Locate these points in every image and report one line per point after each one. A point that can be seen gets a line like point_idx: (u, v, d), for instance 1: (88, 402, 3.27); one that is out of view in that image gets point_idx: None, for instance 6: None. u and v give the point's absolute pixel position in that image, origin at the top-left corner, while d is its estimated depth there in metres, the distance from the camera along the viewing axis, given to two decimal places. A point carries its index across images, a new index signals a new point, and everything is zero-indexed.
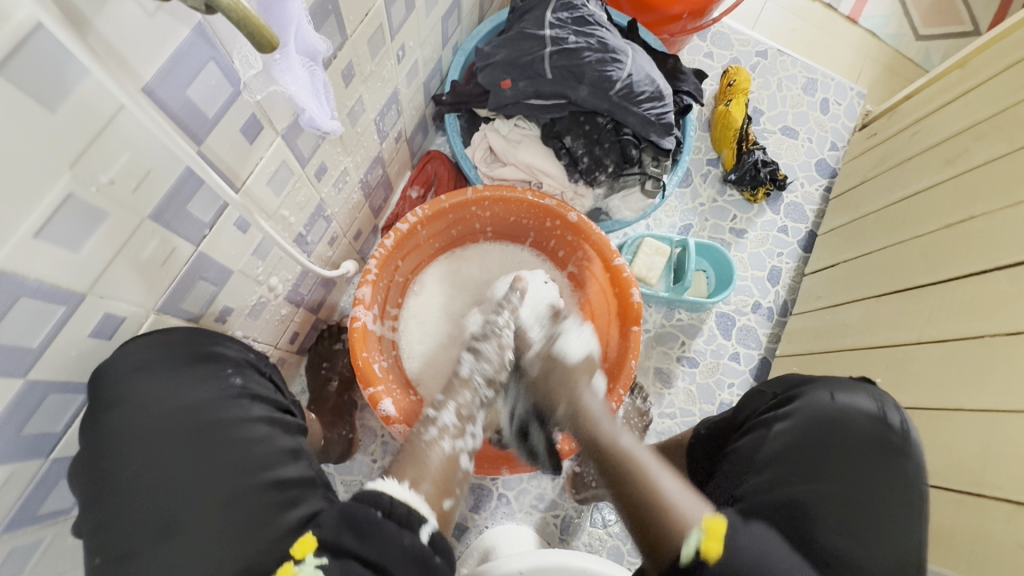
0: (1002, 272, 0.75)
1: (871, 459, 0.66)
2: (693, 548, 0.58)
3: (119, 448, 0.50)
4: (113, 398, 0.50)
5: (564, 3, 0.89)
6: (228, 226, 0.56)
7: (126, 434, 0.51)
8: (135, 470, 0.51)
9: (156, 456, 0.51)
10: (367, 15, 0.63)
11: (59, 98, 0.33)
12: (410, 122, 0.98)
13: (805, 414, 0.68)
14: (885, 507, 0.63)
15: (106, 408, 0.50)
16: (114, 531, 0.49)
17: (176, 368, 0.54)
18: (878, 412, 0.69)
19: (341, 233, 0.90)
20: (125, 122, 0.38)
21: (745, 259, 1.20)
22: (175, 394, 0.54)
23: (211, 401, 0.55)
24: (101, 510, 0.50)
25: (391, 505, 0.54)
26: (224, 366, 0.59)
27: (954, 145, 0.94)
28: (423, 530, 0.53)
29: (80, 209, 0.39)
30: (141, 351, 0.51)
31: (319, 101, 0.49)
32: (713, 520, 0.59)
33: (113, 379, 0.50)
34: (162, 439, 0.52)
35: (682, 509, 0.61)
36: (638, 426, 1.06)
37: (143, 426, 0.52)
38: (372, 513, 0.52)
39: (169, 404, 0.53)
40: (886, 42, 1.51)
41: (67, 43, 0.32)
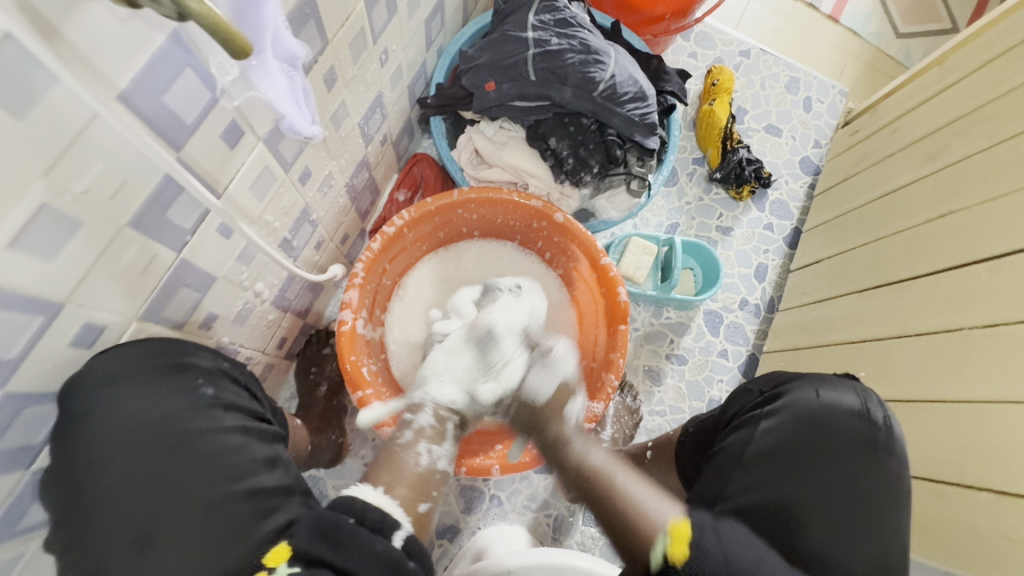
0: (980, 266, 0.77)
1: (853, 458, 0.67)
2: (660, 553, 0.57)
3: (90, 463, 0.50)
4: (83, 413, 0.50)
5: (547, 5, 0.89)
6: (210, 233, 0.56)
7: (97, 449, 0.50)
8: (108, 485, 0.50)
9: (127, 471, 0.51)
10: (348, 19, 0.63)
11: (29, 106, 0.33)
12: (396, 125, 0.98)
13: (791, 412, 0.69)
14: (864, 505, 0.65)
15: (78, 422, 0.49)
16: (89, 547, 0.49)
17: (148, 380, 0.54)
18: (862, 409, 0.70)
19: (327, 238, 0.90)
20: (100, 130, 0.38)
21: (731, 257, 1.21)
22: (147, 407, 0.54)
23: (183, 413, 0.55)
24: (75, 525, 0.49)
25: (364, 510, 0.54)
26: (196, 376, 0.58)
27: (934, 141, 0.95)
28: (397, 536, 0.54)
29: (55, 218, 0.39)
30: (115, 363, 0.51)
31: (298, 106, 0.49)
32: (677, 523, 0.59)
33: (83, 394, 0.49)
34: (134, 453, 0.52)
35: (648, 513, 0.61)
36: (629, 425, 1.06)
37: (115, 441, 0.52)
38: (345, 519, 0.52)
39: (140, 418, 0.53)
40: (867, 40, 1.53)
41: (37, 52, 0.32)
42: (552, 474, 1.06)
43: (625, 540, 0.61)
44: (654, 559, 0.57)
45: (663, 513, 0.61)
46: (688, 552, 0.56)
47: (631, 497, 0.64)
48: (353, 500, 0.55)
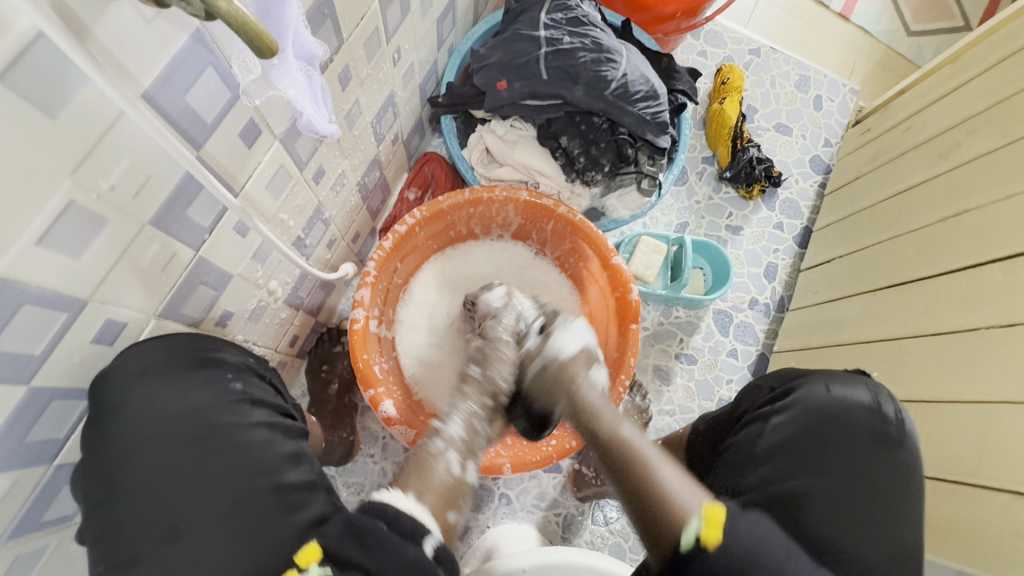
0: (995, 265, 0.76)
1: (865, 451, 0.67)
2: (691, 536, 0.55)
3: (119, 459, 0.50)
4: (114, 406, 0.50)
5: (558, 4, 0.89)
6: (227, 231, 0.56)
7: (126, 441, 0.51)
8: (137, 476, 0.51)
9: (156, 464, 0.52)
10: (363, 18, 0.63)
11: (60, 105, 0.34)
12: (407, 124, 0.98)
13: (801, 407, 0.69)
14: (877, 500, 0.64)
15: (108, 418, 0.50)
16: (117, 537, 0.50)
17: (176, 375, 0.54)
18: (872, 403, 0.70)
19: (339, 236, 0.91)
20: (125, 128, 0.39)
21: (741, 256, 1.21)
22: (176, 402, 0.54)
23: (212, 407, 0.55)
24: (104, 515, 0.50)
25: (396, 518, 0.54)
26: (222, 371, 0.59)
27: (947, 139, 0.94)
28: (427, 543, 0.53)
29: (82, 216, 0.39)
30: (141, 358, 0.51)
31: (317, 105, 0.50)
32: (712, 508, 0.56)
33: (114, 388, 0.50)
34: (163, 445, 0.53)
35: (679, 498, 0.59)
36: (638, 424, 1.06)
37: (144, 433, 0.52)
38: (377, 525, 0.52)
39: (169, 413, 0.54)
40: (878, 38, 1.53)
41: (69, 52, 0.32)
42: (561, 473, 1.06)
43: (656, 520, 0.59)
44: (684, 542, 0.55)
45: (697, 498, 0.59)
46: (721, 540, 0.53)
47: (664, 480, 0.62)
48: (386, 506, 0.56)
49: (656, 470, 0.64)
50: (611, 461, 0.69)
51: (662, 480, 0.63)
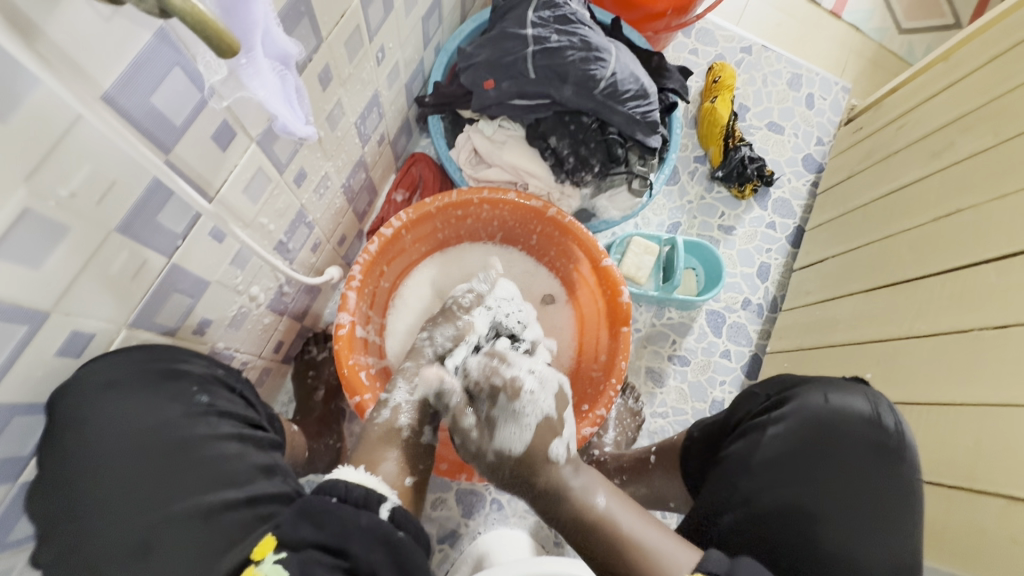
0: (989, 265, 0.75)
1: (864, 464, 0.66)
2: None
3: (80, 476, 0.49)
4: (76, 422, 0.48)
5: (546, 2, 0.87)
6: (203, 237, 0.55)
7: (88, 460, 0.49)
8: (105, 491, 0.50)
9: (122, 481, 0.50)
10: (343, 16, 0.62)
11: (10, 108, 0.32)
12: (393, 124, 0.96)
13: (799, 418, 0.68)
14: (880, 512, 0.64)
15: (67, 435, 0.48)
16: (83, 554, 0.48)
17: (141, 390, 0.52)
18: (872, 413, 0.68)
19: (324, 239, 0.89)
20: (84, 132, 0.37)
21: (734, 256, 1.20)
22: (141, 416, 0.52)
23: (179, 420, 0.54)
24: (68, 533, 0.48)
25: (347, 490, 0.55)
26: (190, 384, 0.56)
27: (940, 138, 0.94)
28: (382, 509, 0.55)
29: (40, 224, 0.37)
30: (110, 369, 0.49)
31: (292, 107, 0.48)
32: (697, 569, 0.57)
33: (78, 402, 0.48)
34: (130, 460, 0.51)
35: (661, 558, 0.60)
36: (631, 428, 1.05)
37: (109, 448, 0.50)
38: (328, 500, 0.53)
39: (135, 428, 0.52)
40: (870, 36, 1.52)
41: (15, 51, 0.30)
42: None
43: None
44: None
45: (682, 556, 0.60)
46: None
47: (646, 543, 0.62)
48: (336, 485, 0.56)
49: (631, 527, 0.64)
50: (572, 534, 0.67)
51: (635, 533, 0.63)
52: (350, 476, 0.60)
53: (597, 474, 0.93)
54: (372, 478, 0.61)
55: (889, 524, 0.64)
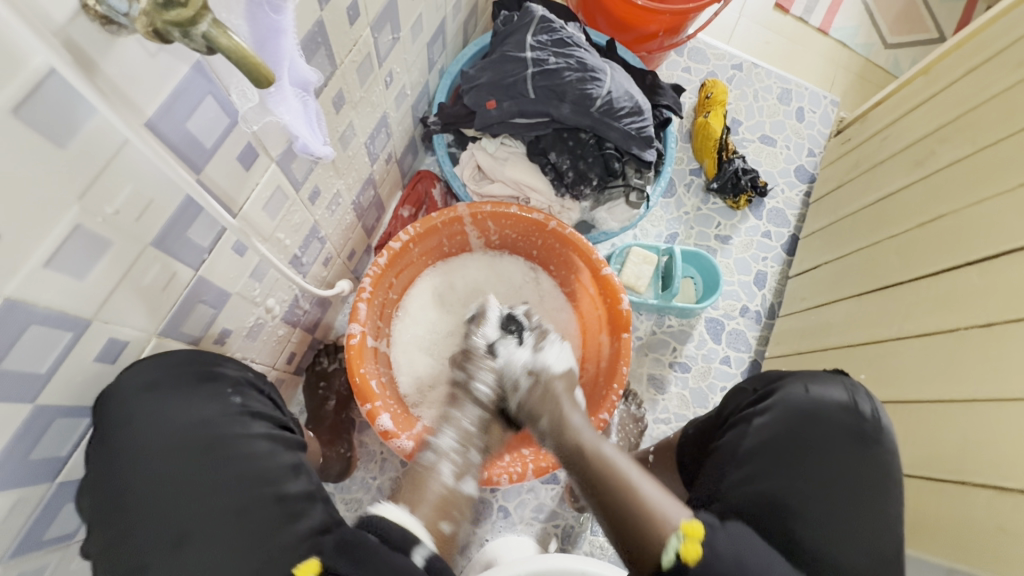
0: (972, 268, 0.78)
1: (845, 450, 0.68)
2: (672, 553, 0.58)
3: (125, 470, 0.52)
4: (120, 421, 0.51)
5: (543, 26, 0.91)
6: (226, 251, 0.58)
7: (132, 456, 0.52)
8: (148, 484, 0.53)
9: (163, 476, 0.53)
10: (355, 44, 0.66)
11: (69, 135, 0.35)
12: (400, 143, 1.01)
13: (781, 408, 0.70)
14: (865, 499, 0.66)
15: (113, 433, 0.51)
16: (131, 544, 0.51)
17: (178, 391, 0.56)
18: (849, 401, 0.71)
19: (335, 253, 0.93)
20: (129, 155, 0.41)
21: (731, 264, 1.23)
22: (180, 414, 0.55)
23: (215, 419, 0.57)
24: (118, 523, 0.51)
25: (387, 530, 0.59)
26: (224, 386, 0.60)
27: (924, 146, 0.98)
28: (418, 554, 0.57)
29: (89, 239, 0.41)
30: (145, 373, 0.53)
31: (312, 129, 0.52)
32: (690, 525, 0.60)
33: (123, 402, 0.51)
34: (171, 456, 0.54)
35: (659, 515, 0.62)
36: (634, 433, 1.07)
37: (153, 444, 0.54)
38: (367, 538, 0.56)
39: (175, 425, 0.55)
40: (857, 51, 1.58)
41: (77, 85, 0.34)
42: (559, 484, 1.07)
43: (633, 547, 0.62)
44: (666, 560, 0.58)
45: (675, 516, 0.62)
46: (702, 552, 0.57)
47: (644, 496, 0.64)
48: (379, 518, 0.60)
49: (637, 484, 0.66)
50: (591, 478, 0.70)
51: (643, 495, 0.65)
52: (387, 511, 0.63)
53: None
54: (411, 518, 0.64)
55: (868, 510, 0.66)
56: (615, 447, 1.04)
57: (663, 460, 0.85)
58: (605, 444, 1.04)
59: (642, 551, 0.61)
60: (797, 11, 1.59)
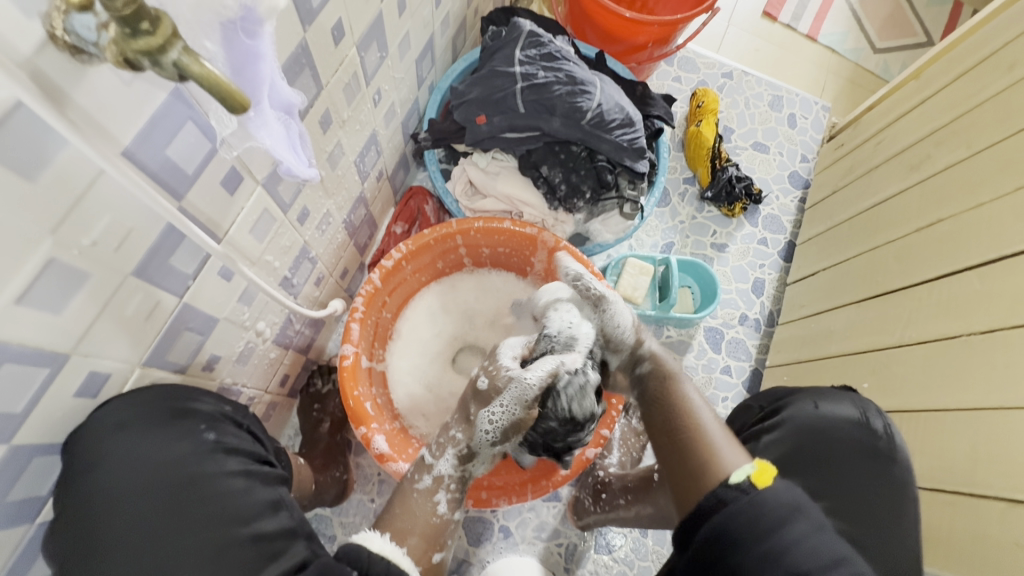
0: (971, 273, 0.78)
1: (858, 470, 0.67)
2: (743, 476, 0.55)
3: (98, 512, 0.50)
4: (94, 459, 0.49)
5: (532, 41, 0.90)
6: (211, 276, 0.57)
7: (104, 496, 0.50)
8: (119, 527, 0.50)
9: (135, 518, 0.51)
10: (342, 63, 0.66)
11: (40, 167, 0.34)
12: (391, 160, 1.00)
13: (790, 425, 0.69)
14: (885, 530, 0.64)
15: (84, 472, 0.49)
16: None
17: (154, 426, 0.54)
18: (860, 417, 0.69)
19: (327, 273, 0.91)
20: (106, 185, 0.39)
21: (728, 273, 1.23)
22: (155, 451, 0.54)
23: (189, 457, 0.55)
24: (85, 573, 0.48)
25: (369, 562, 0.56)
26: (198, 422, 0.58)
27: (917, 151, 0.97)
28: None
29: (61, 273, 0.39)
30: (122, 410, 0.51)
31: (296, 152, 0.51)
32: (762, 463, 0.56)
33: (97, 438, 0.49)
34: (144, 494, 0.52)
35: (725, 454, 0.59)
36: (636, 447, 1.07)
37: (121, 486, 0.51)
38: (346, 570, 0.54)
39: (150, 462, 0.53)
40: (846, 57, 1.62)
41: (46, 118, 0.33)
42: (561, 502, 1.05)
43: (691, 479, 0.59)
44: (734, 479, 0.55)
45: (742, 458, 0.58)
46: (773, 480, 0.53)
47: (711, 439, 0.62)
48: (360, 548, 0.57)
49: (712, 429, 0.64)
50: (669, 416, 0.68)
51: (714, 436, 0.63)
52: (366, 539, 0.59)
53: (603, 495, 0.94)
54: (396, 547, 0.61)
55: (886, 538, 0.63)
56: (615, 463, 1.03)
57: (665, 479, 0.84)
58: (607, 459, 1.04)
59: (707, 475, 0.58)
60: (784, 19, 1.63)
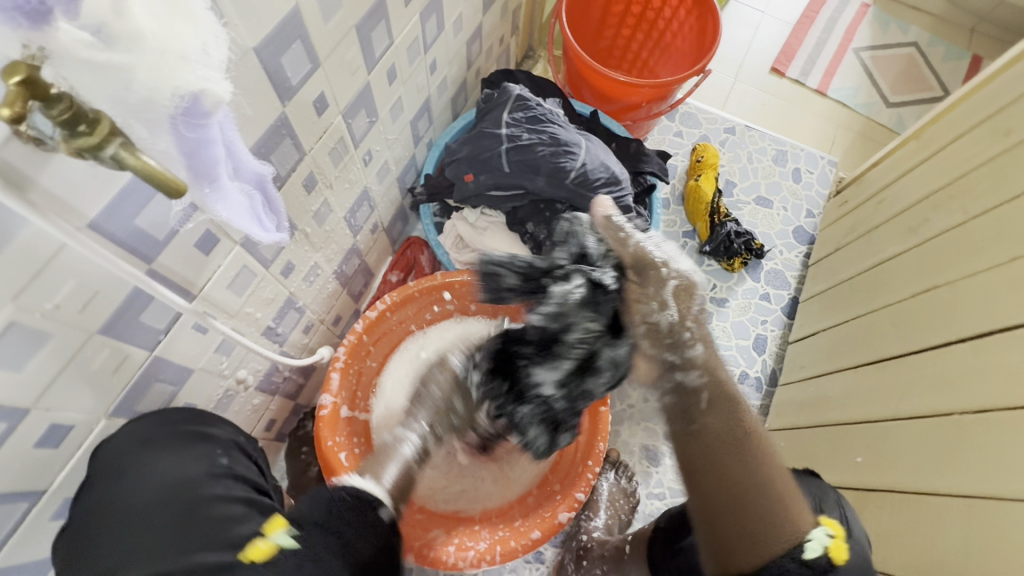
0: (965, 344, 0.73)
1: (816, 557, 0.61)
2: (822, 547, 0.58)
3: (108, 520, 0.53)
4: (115, 470, 0.55)
5: (520, 104, 0.94)
6: (185, 331, 0.60)
7: (115, 507, 0.54)
8: (122, 540, 0.52)
9: (137, 530, 0.53)
10: (327, 130, 0.71)
11: (1, 244, 0.38)
12: (386, 213, 1.05)
13: None
14: None
15: (106, 480, 0.54)
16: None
17: (173, 448, 0.59)
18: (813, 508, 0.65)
19: (317, 321, 0.94)
20: (69, 256, 0.43)
21: (728, 328, 1.20)
22: (171, 468, 0.58)
23: (198, 478, 0.58)
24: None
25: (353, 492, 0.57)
26: (215, 448, 0.63)
27: (915, 214, 0.94)
28: (384, 511, 0.56)
29: (24, 334, 0.43)
30: (148, 428, 0.58)
31: (260, 221, 0.54)
32: (834, 526, 0.61)
33: (117, 454, 0.55)
34: (147, 513, 0.54)
35: (807, 513, 0.61)
36: (624, 509, 1.02)
37: (132, 499, 0.54)
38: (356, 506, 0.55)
39: (163, 478, 0.57)
40: (858, 110, 1.61)
41: (8, 204, 0.37)
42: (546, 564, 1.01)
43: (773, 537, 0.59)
44: (817, 553, 0.58)
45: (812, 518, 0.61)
46: (848, 553, 0.59)
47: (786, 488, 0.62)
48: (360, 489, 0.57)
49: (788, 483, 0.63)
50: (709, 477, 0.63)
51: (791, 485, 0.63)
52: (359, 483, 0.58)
53: (584, 561, 0.92)
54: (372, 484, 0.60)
55: None
56: (602, 526, 0.99)
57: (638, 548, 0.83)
58: (591, 521, 1.00)
59: (778, 537, 0.59)
60: (793, 74, 1.64)
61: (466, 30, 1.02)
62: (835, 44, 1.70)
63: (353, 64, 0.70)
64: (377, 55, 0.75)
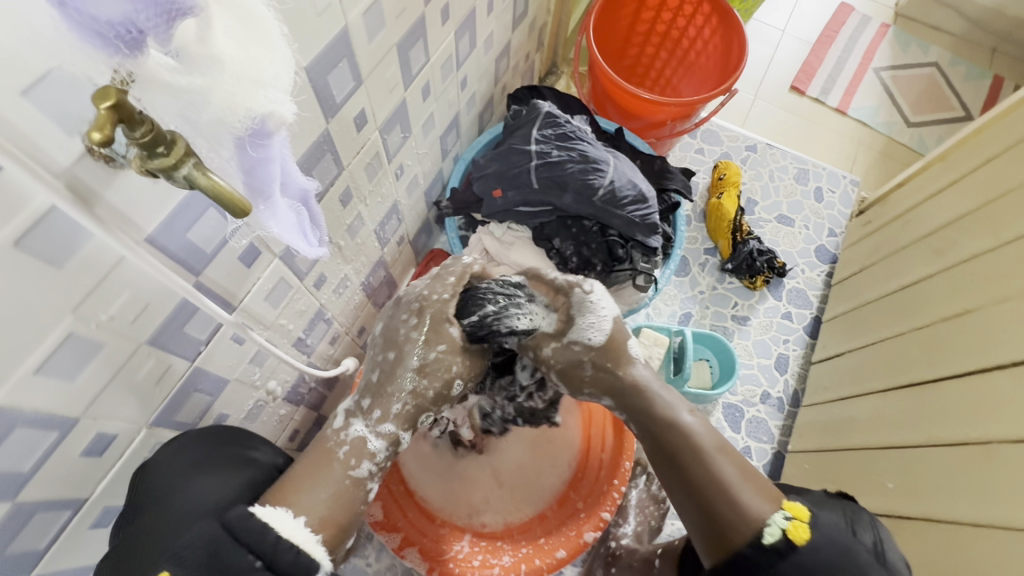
0: (1000, 372, 0.72)
1: None
2: (777, 530, 0.57)
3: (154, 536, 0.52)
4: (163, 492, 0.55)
5: (549, 121, 0.95)
6: (224, 341, 0.61)
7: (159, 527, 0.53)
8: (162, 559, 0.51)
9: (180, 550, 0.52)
10: (364, 146, 0.72)
11: (66, 258, 0.39)
12: (412, 226, 1.06)
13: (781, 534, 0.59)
14: None
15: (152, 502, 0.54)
16: None
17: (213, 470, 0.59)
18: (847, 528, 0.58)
19: (342, 332, 0.95)
20: (125, 269, 0.44)
21: (749, 347, 1.19)
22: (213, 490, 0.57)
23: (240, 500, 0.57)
24: None
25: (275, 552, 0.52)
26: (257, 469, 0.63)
27: (942, 237, 0.94)
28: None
29: (79, 344, 0.43)
30: (196, 449, 0.59)
31: (304, 235, 0.54)
32: (794, 508, 0.59)
33: (167, 476, 0.56)
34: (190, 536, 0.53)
35: (758, 495, 0.60)
36: (655, 516, 0.99)
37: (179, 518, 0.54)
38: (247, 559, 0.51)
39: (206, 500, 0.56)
40: (878, 130, 1.61)
41: (77, 219, 0.38)
42: None
43: (722, 526, 0.59)
44: (770, 536, 0.57)
45: (772, 499, 0.60)
46: (808, 534, 0.56)
47: (729, 473, 0.61)
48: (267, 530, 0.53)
49: (728, 465, 0.62)
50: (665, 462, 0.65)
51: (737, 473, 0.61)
52: (272, 518, 0.55)
53: (614, 568, 0.92)
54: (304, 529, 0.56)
55: None
56: (632, 532, 0.96)
57: (666, 562, 0.83)
58: (621, 528, 0.97)
59: (733, 527, 0.59)
60: (813, 93, 1.65)
61: (496, 47, 1.03)
62: (855, 63, 1.71)
63: (392, 82, 0.71)
64: (413, 72, 0.76)
